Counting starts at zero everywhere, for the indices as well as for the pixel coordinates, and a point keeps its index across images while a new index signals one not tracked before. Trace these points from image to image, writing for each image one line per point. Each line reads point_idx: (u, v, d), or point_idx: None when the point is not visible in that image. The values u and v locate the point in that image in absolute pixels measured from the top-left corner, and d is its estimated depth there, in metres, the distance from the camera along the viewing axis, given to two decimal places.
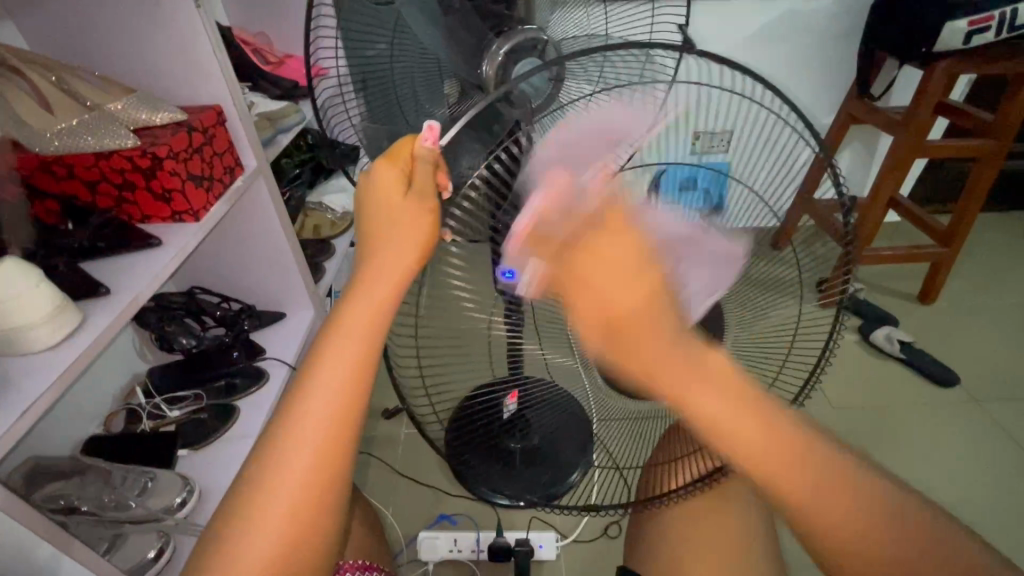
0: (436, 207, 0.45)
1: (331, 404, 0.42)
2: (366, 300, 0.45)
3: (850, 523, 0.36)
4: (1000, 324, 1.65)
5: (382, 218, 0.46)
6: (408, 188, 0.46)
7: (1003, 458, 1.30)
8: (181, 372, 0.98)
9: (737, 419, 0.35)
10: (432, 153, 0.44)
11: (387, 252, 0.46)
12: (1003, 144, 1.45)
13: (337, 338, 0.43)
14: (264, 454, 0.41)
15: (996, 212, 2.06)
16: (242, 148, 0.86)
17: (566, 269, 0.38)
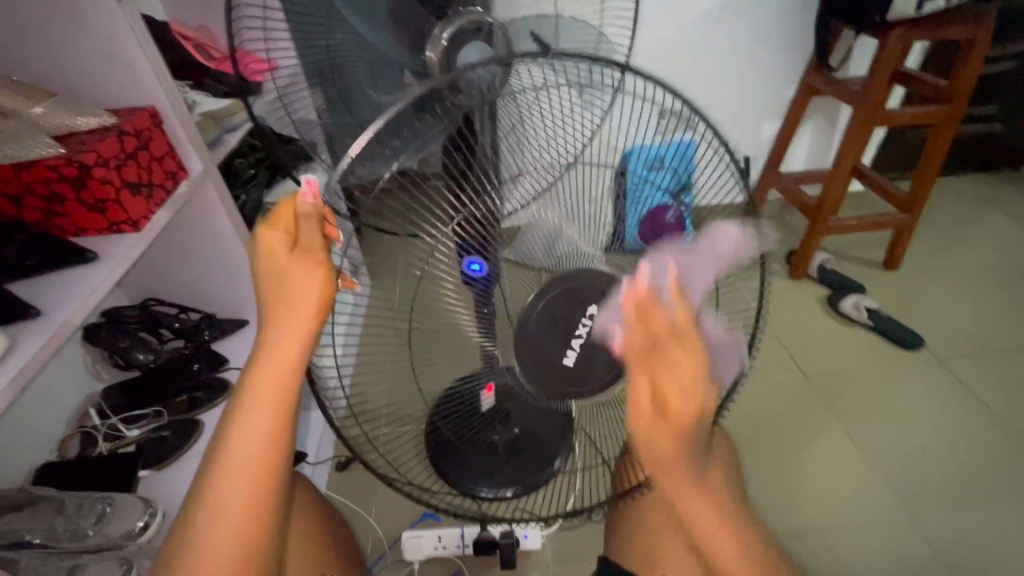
0: (326, 260, 0.44)
1: (250, 470, 0.42)
2: (267, 365, 0.44)
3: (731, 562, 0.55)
4: (962, 285, 1.70)
5: (276, 276, 0.43)
6: (293, 246, 0.44)
7: (964, 414, 1.35)
8: (139, 390, 0.94)
9: (712, 522, 0.54)
10: (315, 209, 0.43)
11: (277, 317, 0.44)
12: (958, 108, 1.48)
13: (244, 401, 0.43)
14: (187, 523, 0.41)
15: (953, 175, 2.12)
16: (184, 151, 0.81)
17: (640, 413, 0.48)
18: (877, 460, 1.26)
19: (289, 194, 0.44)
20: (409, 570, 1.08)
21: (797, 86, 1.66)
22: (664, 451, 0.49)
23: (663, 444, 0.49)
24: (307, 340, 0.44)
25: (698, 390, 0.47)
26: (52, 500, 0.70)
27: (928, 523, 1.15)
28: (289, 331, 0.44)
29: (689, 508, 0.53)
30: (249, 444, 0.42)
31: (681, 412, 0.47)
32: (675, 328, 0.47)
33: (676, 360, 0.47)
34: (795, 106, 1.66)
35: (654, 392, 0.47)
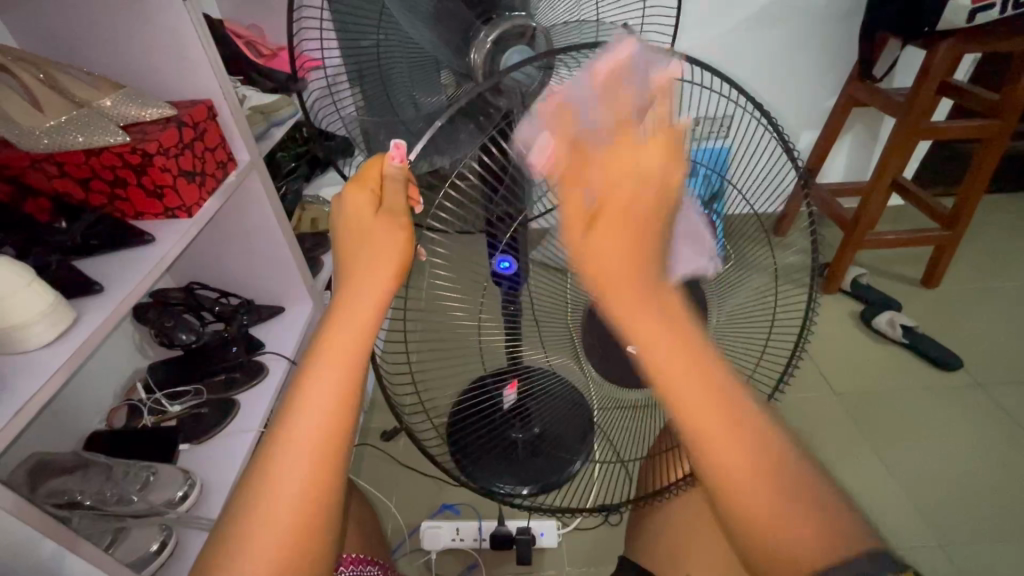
0: (407, 222, 0.48)
1: (323, 421, 0.44)
2: (345, 324, 0.46)
3: (756, 499, 0.38)
4: (1006, 306, 1.64)
5: (358, 234, 0.48)
6: (378, 205, 0.49)
7: (1003, 440, 1.30)
8: (181, 368, 0.99)
9: (711, 416, 0.38)
10: (401, 169, 0.50)
11: (358, 274, 0.47)
12: (1008, 123, 1.43)
13: (320, 357, 0.45)
14: (262, 467, 0.43)
15: (1000, 194, 2.04)
16: (234, 142, 0.86)
17: (568, 215, 0.39)
18: (907, 483, 1.22)
19: (374, 160, 0.51)
20: (426, 560, 1.10)
21: (838, 95, 1.62)
22: (612, 261, 0.38)
23: (617, 276, 0.38)
24: (386, 297, 0.47)
25: (633, 182, 0.37)
26: (102, 466, 0.76)
27: (958, 550, 1.12)
28: (370, 285, 0.47)
29: (687, 407, 0.38)
30: (324, 394, 0.44)
31: (613, 211, 0.37)
32: (617, 121, 0.38)
33: (618, 158, 0.37)
34: (835, 115, 1.63)
35: (574, 189, 0.38)
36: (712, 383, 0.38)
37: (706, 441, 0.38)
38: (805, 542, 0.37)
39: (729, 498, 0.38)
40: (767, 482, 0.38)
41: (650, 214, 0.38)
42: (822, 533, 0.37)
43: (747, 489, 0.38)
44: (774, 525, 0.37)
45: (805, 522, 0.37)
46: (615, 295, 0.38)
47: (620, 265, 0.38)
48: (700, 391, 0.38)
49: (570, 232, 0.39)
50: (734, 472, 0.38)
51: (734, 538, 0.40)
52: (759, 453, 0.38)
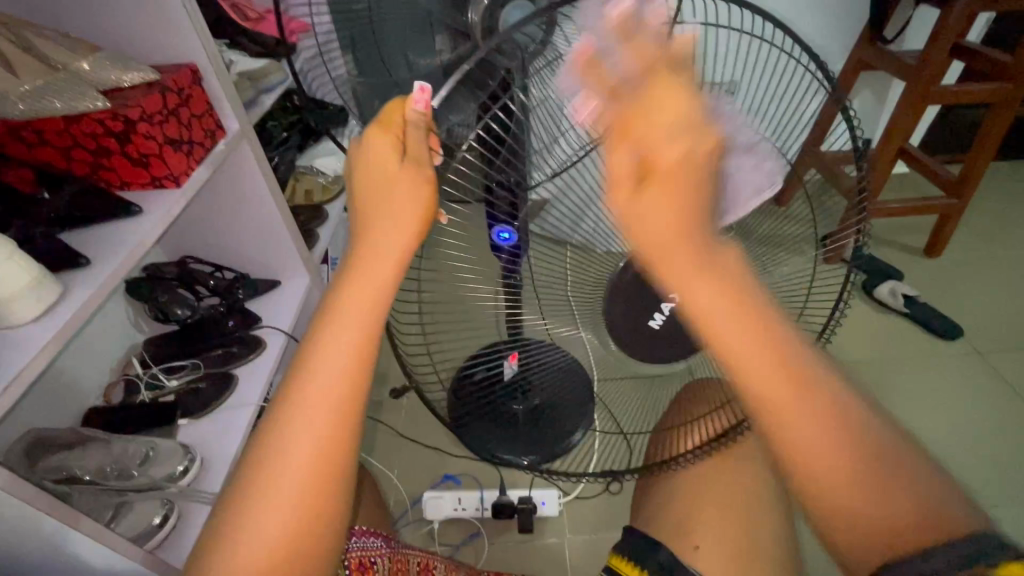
0: (432, 176, 0.45)
1: (340, 380, 0.43)
2: (361, 284, 0.44)
3: (821, 448, 0.38)
4: (1010, 276, 1.63)
5: (380, 185, 0.45)
6: (403, 157, 0.45)
7: (1000, 407, 1.31)
8: (177, 343, 0.98)
9: (774, 384, 0.37)
10: (424, 116, 0.45)
11: (379, 231, 0.45)
12: (1020, 86, 1.39)
13: (333, 318, 0.44)
14: (275, 423, 0.43)
15: (1005, 161, 2.01)
16: (222, 111, 0.83)
17: (617, 174, 0.37)
18: None
19: (398, 102, 0.47)
20: (429, 529, 1.12)
21: (846, 59, 1.57)
22: (655, 224, 0.36)
23: (659, 241, 0.37)
24: (406, 253, 0.45)
25: (678, 137, 0.35)
26: (101, 441, 0.75)
27: None
28: (390, 241, 0.45)
29: (743, 360, 0.37)
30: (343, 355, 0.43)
31: (664, 164, 0.35)
32: (645, 66, 0.35)
33: (661, 93, 0.35)
34: (843, 81, 1.58)
35: (636, 127, 0.35)
36: (774, 354, 0.37)
37: (767, 405, 0.38)
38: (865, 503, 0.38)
39: (800, 474, 0.39)
40: (837, 442, 0.38)
41: (690, 170, 0.35)
42: (874, 488, 0.38)
43: (819, 459, 0.38)
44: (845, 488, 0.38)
45: (871, 487, 0.38)
46: (663, 199, 0.36)
47: (671, 255, 0.37)
48: (758, 343, 0.37)
49: (615, 190, 0.37)
50: (811, 449, 0.38)
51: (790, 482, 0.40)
52: (830, 423, 0.38)
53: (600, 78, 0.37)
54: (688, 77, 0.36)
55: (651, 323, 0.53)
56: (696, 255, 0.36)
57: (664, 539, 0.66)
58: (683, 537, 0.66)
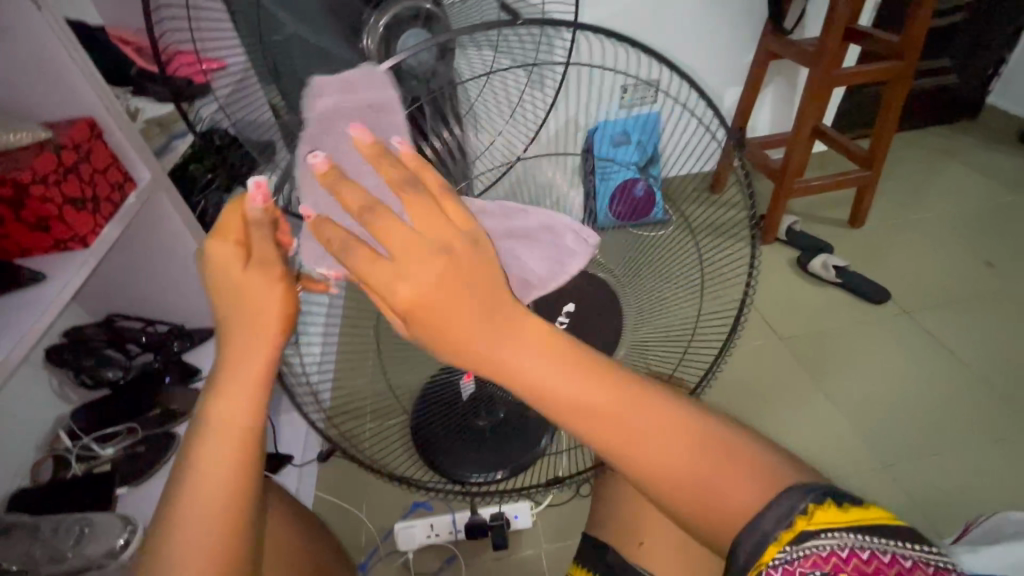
0: (283, 272, 0.46)
1: (226, 470, 0.46)
2: (233, 395, 0.46)
3: (670, 456, 0.41)
4: (925, 236, 1.75)
5: (232, 293, 0.45)
6: (247, 260, 0.45)
7: (931, 361, 1.40)
8: (110, 406, 0.92)
9: (622, 423, 0.41)
10: (265, 212, 0.44)
11: (242, 336, 0.46)
12: (910, 63, 1.50)
13: (205, 434, 0.46)
14: (162, 533, 0.45)
15: (908, 131, 2.18)
16: (131, 161, 0.79)
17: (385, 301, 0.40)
18: (851, 414, 1.30)
19: (238, 204, 0.46)
20: (403, 561, 1.10)
21: (756, 50, 1.66)
22: (430, 294, 0.37)
23: (469, 334, 0.38)
24: (274, 356, 0.47)
25: (434, 254, 0.37)
26: (26, 526, 0.71)
27: (900, 469, 1.20)
28: (253, 348, 0.46)
29: (555, 395, 0.40)
30: (224, 449, 0.46)
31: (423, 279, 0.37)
32: (407, 180, 0.40)
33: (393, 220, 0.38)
34: (756, 71, 1.66)
35: (372, 261, 0.38)
36: (595, 379, 0.41)
37: (602, 440, 0.41)
38: (714, 484, 0.41)
39: (658, 479, 0.41)
40: (685, 441, 0.41)
41: (480, 273, 0.38)
42: (699, 460, 0.41)
43: (651, 446, 0.41)
44: (687, 476, 0.41)
45: (721, 473, 0.41)
46: (449, 335, 0.38)
47: (450, 312, 0.38)
48: (585, 393, 0.40)
49: (376, 287, 0.38)
50: (651, 461, 0.41)
51: (664, 504, 0.43)
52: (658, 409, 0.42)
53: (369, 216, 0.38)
54: (442, 192, 0.41)
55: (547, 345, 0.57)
56: (491, 326, 0.39)
57: (614, 538, 0.68)
58: (627, 533, 0.67)
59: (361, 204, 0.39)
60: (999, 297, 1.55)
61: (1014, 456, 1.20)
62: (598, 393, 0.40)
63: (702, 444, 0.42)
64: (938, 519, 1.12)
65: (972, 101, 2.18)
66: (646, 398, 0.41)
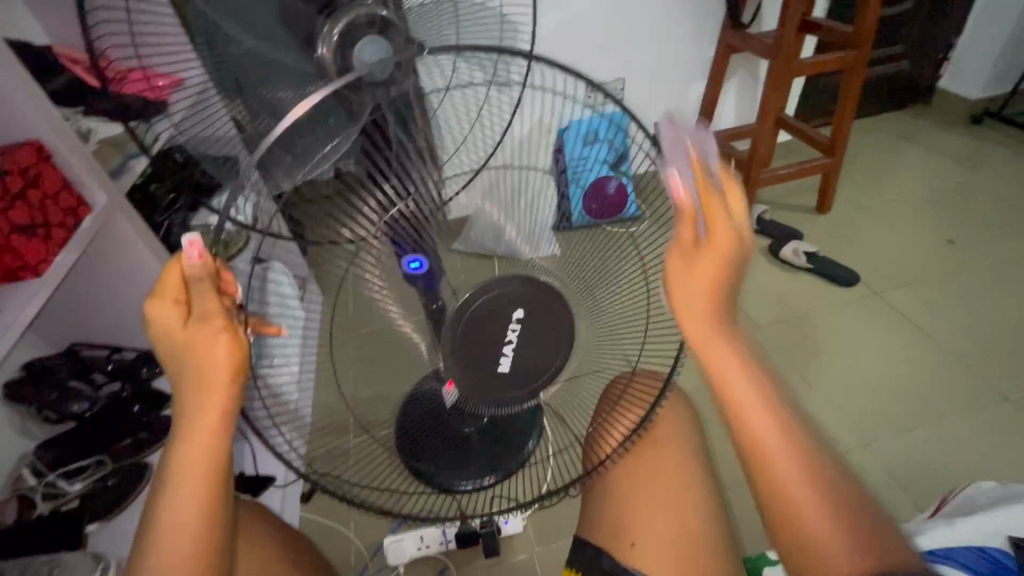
0: (228, 323, 0.45)
1: (195, 518, 0.47)
2: (192, 448, 0.46)
3: (804, 510, 0.48)
4: (888, 217, 1.81)
5: (178, 349, 0.45)
6: (186, 317, 0.45)
7: (901, 339, 1.44)
8: (78, 440, 0.89)
9: (780, 459, 0.49)
10: (202, 270, 0.44)
11: (193, 392, 0.45)
12: (864, 52, 1.55)
13: (169, 487, 0.47)
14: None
15: (865, 117, 2.25)
16: (85, 185, 0.77)
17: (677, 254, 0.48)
18: (829, 395, 1.33)
19: (174, 262, 0.45)
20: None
21: (716, 45, 1.69)
22: (695, 289, 0.48)
23: (700, 323, 0.49)
24: (228, 408, 0.46)
25: (711, 281, 0.47)
26: None
27: (879, 446, 1.23)
28: (206, 404, 0.46)
29: (745, 415, 0.50)
30: (190, 497, 0.47)
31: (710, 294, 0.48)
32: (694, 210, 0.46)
33: (701, 258, 0.47)
34: (717, 65, 1.69)
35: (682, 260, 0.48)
36: (762, 402, 0.49)
37: (765, 459, 0.49)
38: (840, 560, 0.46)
39: (793, 532, 0.48)
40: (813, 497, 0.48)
41: (713, 305, 0.48)
42: (833, 534, 0.47)
43: (798, 503, 0.48)
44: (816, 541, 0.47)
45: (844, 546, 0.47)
46: (692, 329, 0.49)
47: (696, 315, 0.49)
48: (757, 401, 0.50)
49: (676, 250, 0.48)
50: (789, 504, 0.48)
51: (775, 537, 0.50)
52: (792, 449, 0.49)
53: (694, 217, 0.46)
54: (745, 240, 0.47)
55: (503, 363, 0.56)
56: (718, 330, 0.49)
57: (605, 540, 0.68)
58: (620, 534, 0.67)
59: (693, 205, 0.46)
60: (962, 272, 1.60)
61: (985, 426, 1.24)
62: (751, 395, 0.49)
63: (835, 507, 0.48)
64: (917, 492, 1.15)
65: (925, 86, 2.25)
66: (779, 414, 0.50)
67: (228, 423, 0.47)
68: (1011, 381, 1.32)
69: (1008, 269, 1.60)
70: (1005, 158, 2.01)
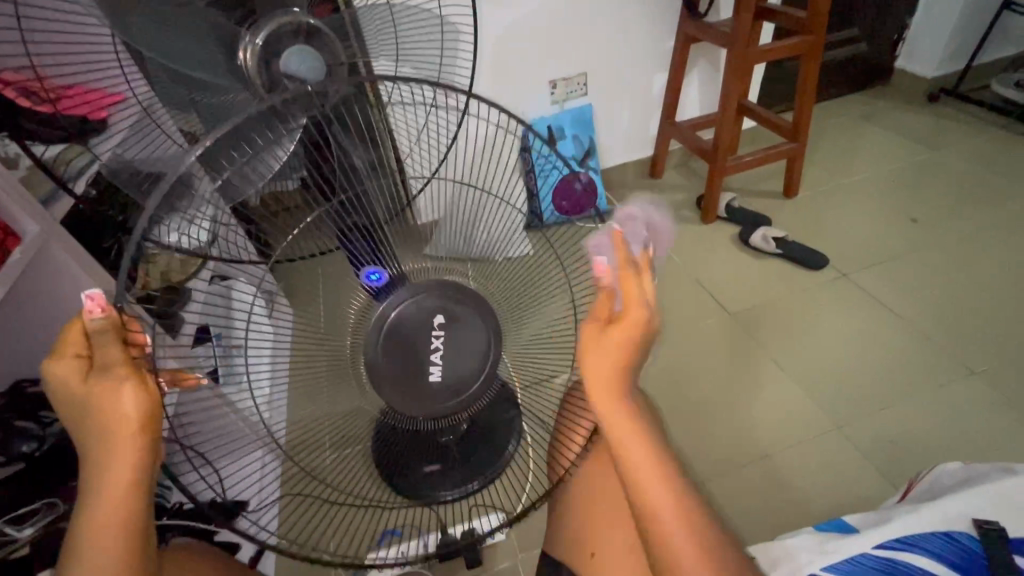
0: (134, 375, 0.43)
1: None
2: (103, 508, 0.44)
3: None
4: (854, 199, 1.83)
5: (81, 408, 0.43)
6: (88, 375, 0.43)
7: (873, 320, 1.45)
8: (25, 482, 0.84)
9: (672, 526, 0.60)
10: (104, 323, 0.42)
11: (104, 451, 0.43)
12: (819, 37, 1.56)
13: (80, 552, 0.44)
14: None
15: (827, 100, 2.28)
16: (12, 215, 0.75)
17: (596, 317, 0.52)
18: (803, 380, 1.34)
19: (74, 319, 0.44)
20: None
21: (676, 34, 1.70)
22: (606, 363, 0.51)
23: (604, 379, 0.51)
24: (142, 461, 0.44)
25: (633, 325, 0.50)
26: None
27: (852, 427, 1.24)
28: (114, 460, 0.43)
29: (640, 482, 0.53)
30: (110, 566, 0.44)
31: (621, 341, 0.50)
32: (635, 268, 0.52)
33: (630, 295, 0.50)
34: (678, 55, 1.70)
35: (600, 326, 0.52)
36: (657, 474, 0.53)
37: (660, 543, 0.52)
38: None
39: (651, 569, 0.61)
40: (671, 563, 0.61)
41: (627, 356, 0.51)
42: None
43: None
44: None
45: None
46: (597, 389, 0.51)
47: (607, 367, 0.51)
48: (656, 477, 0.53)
49: (590, 327, 0.52)
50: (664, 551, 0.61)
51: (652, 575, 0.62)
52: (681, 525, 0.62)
53: (611, 275, 0.51)
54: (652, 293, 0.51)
55: (432, 374, 0.55)
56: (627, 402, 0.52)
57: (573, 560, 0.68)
58: (583, 547, 0.68)
59: (623, 265, 0.51)
60: (925, 249, 1.63)
61: (954, 401, 1.26)
62: (638, 438, 0.52)
63: None
64: (892, 472, 1.16)
65: (883, 66, 2.29)
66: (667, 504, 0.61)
67: (146, 480, 0.45)
68: (977, 354, 1.35)
69: (970, 243, 1.63)
70: (962, 134, 2.05)
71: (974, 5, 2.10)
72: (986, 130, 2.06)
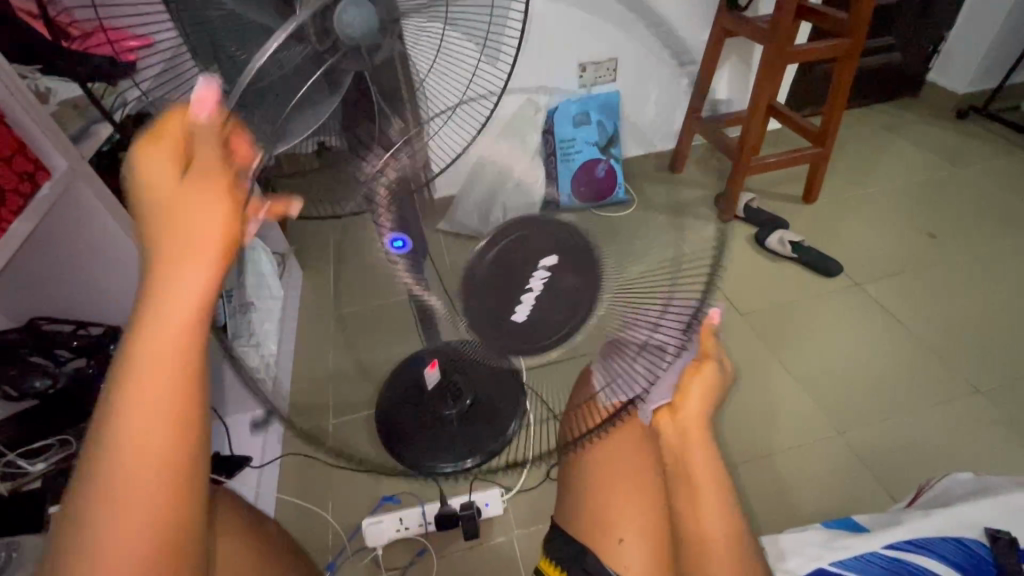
0: (228, 178, 0.33)
1: (169, 450, 0.32)
2: (164, 342, 0.33)
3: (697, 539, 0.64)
4: (874, 209, 1.82)
5: (161, 203, 0.33)
6: (180, 168, 0.33)
7: (884, 332, 1.45)
8: (39, 417, 0.87)
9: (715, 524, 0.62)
10: (213, 117, 0.34)
11: (173, 262, 0.32)
12: (858, 40, 1.54)
13: (132, 401, 0.32)
14: (72, 526, 0.32)
15: (856, 108, 2.25)
16: (42, 150, 0.74)
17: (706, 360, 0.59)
18: (809, 384, 1.34)
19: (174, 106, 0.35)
20: (373, 557, 1.07)
21: None
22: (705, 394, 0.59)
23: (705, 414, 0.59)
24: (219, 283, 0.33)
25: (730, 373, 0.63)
26: None
27: (853, 434, 1.25)
28: (190, 274, 0.32)
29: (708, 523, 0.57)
30: (155, 417, 0.32)
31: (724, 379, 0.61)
32: None
33: None
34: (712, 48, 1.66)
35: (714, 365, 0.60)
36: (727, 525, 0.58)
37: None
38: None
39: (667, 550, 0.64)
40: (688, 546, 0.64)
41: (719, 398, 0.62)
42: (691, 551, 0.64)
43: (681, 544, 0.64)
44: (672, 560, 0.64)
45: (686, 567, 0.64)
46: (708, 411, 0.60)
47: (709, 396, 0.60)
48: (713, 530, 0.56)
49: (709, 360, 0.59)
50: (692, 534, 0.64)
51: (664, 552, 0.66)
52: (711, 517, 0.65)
53: None
54: None
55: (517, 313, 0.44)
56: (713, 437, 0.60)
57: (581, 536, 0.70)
58: (594, 528, 0.69)
59: None
60: (941, 264, 1.63)
61: (957, 417, 1.27)
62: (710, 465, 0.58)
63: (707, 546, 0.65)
64: (889, 481, 1.17)
65: (915, 78, 2.26)
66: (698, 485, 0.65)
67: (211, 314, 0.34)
68: (983, 373, 1.35)
69: (987, 263, 1.62)
70: (989, 153, 2.03)
71: (1013, 24, 2.07)
72: (1014, 150, 2.04)
